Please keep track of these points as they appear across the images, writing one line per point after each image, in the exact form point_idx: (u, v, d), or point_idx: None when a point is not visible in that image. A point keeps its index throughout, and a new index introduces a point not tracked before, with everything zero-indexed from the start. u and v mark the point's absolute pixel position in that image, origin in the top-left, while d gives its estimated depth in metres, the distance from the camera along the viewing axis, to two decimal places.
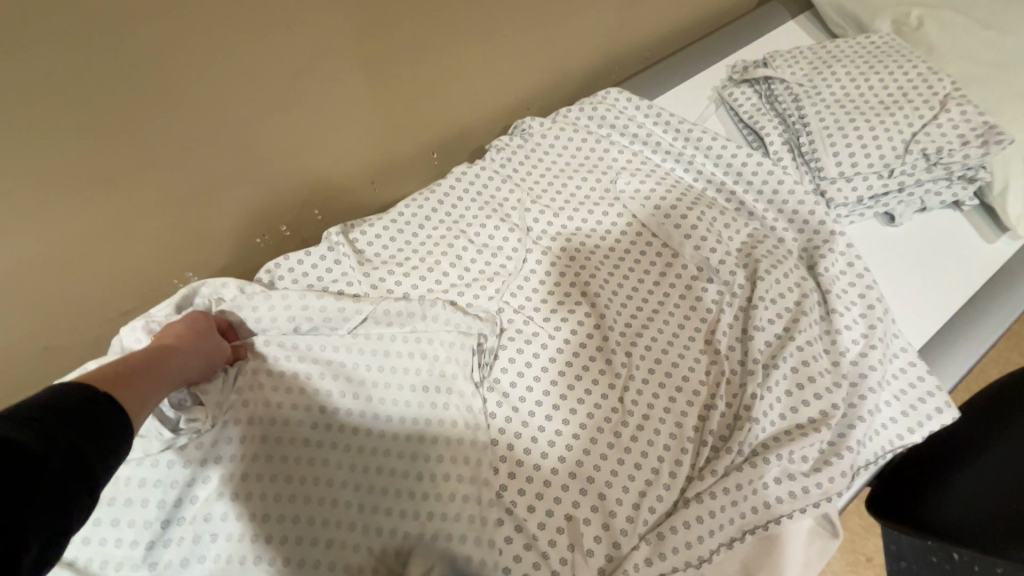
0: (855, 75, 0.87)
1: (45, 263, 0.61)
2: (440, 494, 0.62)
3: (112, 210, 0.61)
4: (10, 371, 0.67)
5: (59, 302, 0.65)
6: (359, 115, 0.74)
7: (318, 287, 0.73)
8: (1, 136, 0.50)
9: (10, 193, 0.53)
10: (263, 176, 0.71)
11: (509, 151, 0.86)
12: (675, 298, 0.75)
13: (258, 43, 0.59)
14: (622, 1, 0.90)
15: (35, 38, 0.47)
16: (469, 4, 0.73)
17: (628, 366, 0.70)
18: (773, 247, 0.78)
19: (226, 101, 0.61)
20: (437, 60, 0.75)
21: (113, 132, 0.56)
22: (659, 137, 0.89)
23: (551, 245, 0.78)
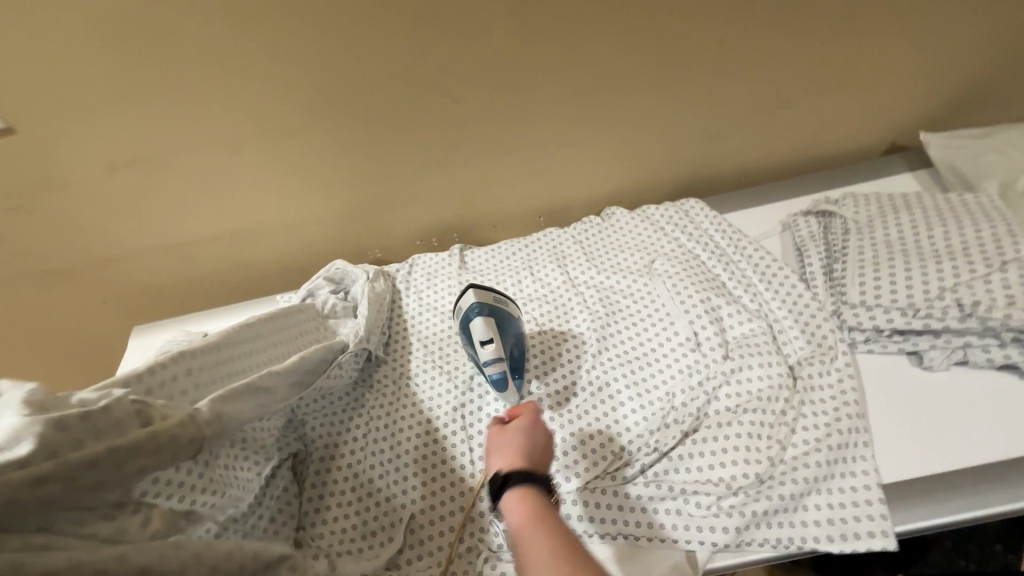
0: (924, 221, 0.92)
1: (312, 221, 1.18)
2: (432, 409, 0.93)
3: (347, 202, 1.16)
4: (284, 272, 1.27)
5: (313, 245, 1.23)
6: (494, 181, 1.16)
7: (433, 273, 1.15)
8: (312, 157, 1.07)
9: (309, 183, 1.11)
10: (427, 204, 1.19)
11: (589, 225, 1.17)
12: (657, 353, 0.91)
13: (431, 132, 1.06)
14: (708, 137, 1.14)
15: (329, 118, 1.02)
16: (567, 126, 1.09)
17: (592, 385, 0.90)
18: (767, 345, 0.88)
19: (411, 159, 1.10)
20: (543, 156, 1.13)
21: (357, 163, 1.09)
22: (715, 240, 1.07)
23: (585, 290, 1.04)
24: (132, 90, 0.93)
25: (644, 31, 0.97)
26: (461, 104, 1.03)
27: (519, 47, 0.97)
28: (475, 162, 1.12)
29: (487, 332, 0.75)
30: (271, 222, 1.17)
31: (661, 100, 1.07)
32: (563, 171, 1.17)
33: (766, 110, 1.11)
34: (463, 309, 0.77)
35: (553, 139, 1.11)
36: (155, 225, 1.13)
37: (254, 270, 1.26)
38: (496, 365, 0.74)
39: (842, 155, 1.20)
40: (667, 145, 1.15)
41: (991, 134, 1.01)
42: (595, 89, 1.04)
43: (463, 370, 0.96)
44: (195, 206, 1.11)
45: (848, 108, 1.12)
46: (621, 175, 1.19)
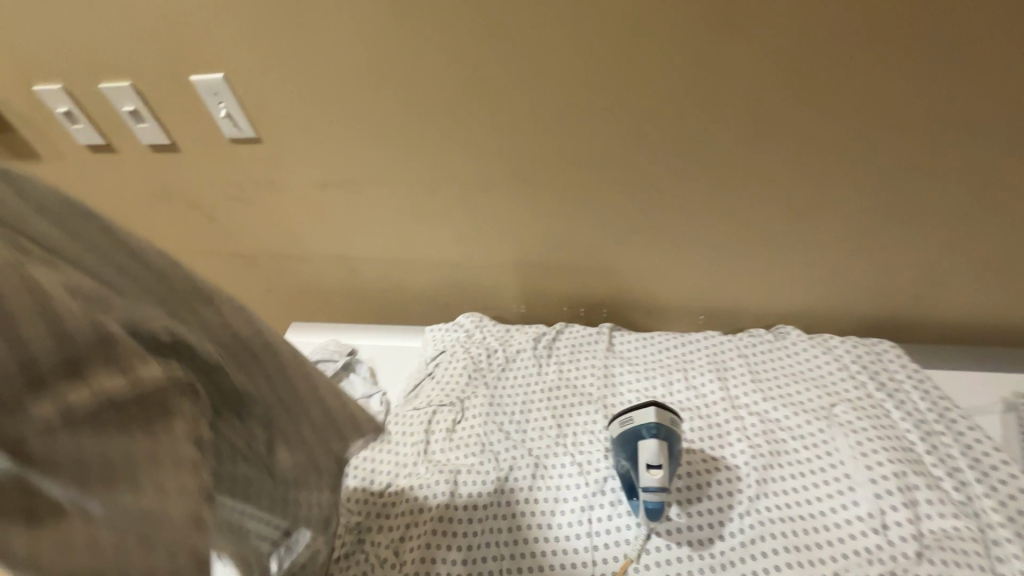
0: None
1: (472, 266, 1.20)
2: (560, 500, 0.88)
3: (511, 256, 1.16)
4: (429, 304, 1.31)
5: (466, 287, 1.25)
6: (660, 272, 1.12)
7: (578, 346, 1.12)
8: (495, 209, 1.09)
9: (483, 232, 1.13)
10: (587, 275, 1.16)
11: (758, 339, 1.07)
12: (829, 520, 0.79)
13: (616, 209, 1.04)
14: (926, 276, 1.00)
15: (524, 177, 1.03)
16: (763, 231, 1.01)
17: (743, 534, 0.80)
18: (978, 556, 0.73)
19: (587, 231, 1.08)
20: (724, 255, 1.06)
21: (534, 223, 1.10)
22: (912, 399, 0.92)
23: (745, 415, 0.95)
24: (361, 120, 1.01)
25: (881, 162, 0.89)
26: (656, 195, 1.00)
27: (738, 154, 0.93)
28: (650, 246, 1.08)
29: (657, 458, 0.69)
30: (434, 258, 1.21)
31: (876, 232, 0.97)
32: (737, 277, 1.09)
33: (998, 266, 0.97)
34: (635, 421, 0.72)
35: (743, 240, 1.03)
36: (335, 239, 1.22)
37: (401, 298, 1.31)
38: (655, 495, 0.68)
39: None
40: (865, 278, 1.03)
41: None
42: (805, 206, 0.97)
43: (596, 468, 0.91)
44: (375, 232, 1.18)
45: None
46: (802, 296, 1.09)
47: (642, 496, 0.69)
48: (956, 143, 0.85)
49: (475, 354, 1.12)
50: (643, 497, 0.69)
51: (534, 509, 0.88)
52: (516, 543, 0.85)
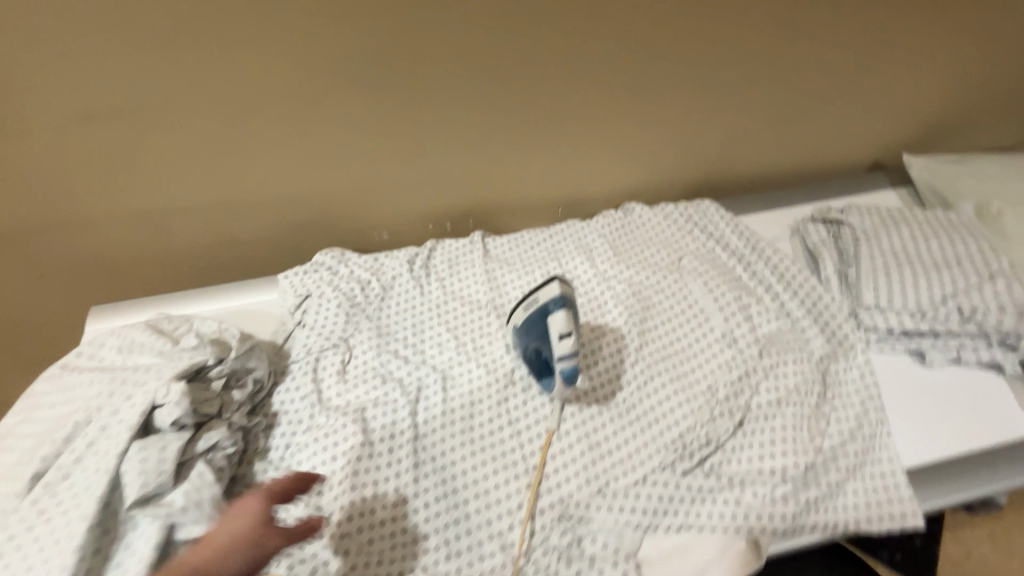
0: (919, 232, 1.02)
1: (318, 195, 1.07)
2: (474, 402, 0.89)
3: (360, 176, 1.06)
4: (277, 251, 1.14)
5: (316, 222, 1.11)
6: (518, 167, 1.13)
7: (453, 258, 1.09)
8: (331, 122, 0.96)
9: (322, 152, 1.00)
10: (447, 186, 1.12)
11: (610, 218, 1.17)
12: (695, 349, 0.94)
13: (466, 108, 1.00)
14: (730, 138, 1.17)
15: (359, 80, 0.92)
16: (600, 114, 1.08)
17: (636, 379, 0.91)
18: (794, 343, 0.94)
19: (439, 135, 1.03)
20: (572, 142, 1.11)
21: (379, 131, 1.00)
22: (733, 241, 1.11)
23: (616, 284, 1.05)
24: (124, 18, 0.78)
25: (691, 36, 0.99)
26: (503, 84, 0.99)
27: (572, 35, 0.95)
28: (505, 144, 1.08)
29: (569, 326, 0.73)
30: (271, 194, 1.04)
31: (691, 103, 1.10)
32: (587, 163, 1.16)
33: (780, 120, 1.16)
34: (542, 299, 0.76)
35: (586, 125, 1.09)
36: (131, 189, 0.97)
37: (237, 251, 1.11)
38: (569, 362, 0.74)
39: (840, 167, 1.27)
40: (688, 148, 1.17)
41: (967, 157, 1.14)
42: (634, 83, 1.04)
43: (500, 364, 0.93)
44: (184, 170, 0.97)
45: (850, 125, 1.20)
46: (640, 173, 1.20)
47: (558, 366, 0.74)
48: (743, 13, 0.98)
49: (348, 289, 1.02)
50: (559, 368, 0.75)
51: (450, 418, 0.87)
52: (440, 454, 0.83)
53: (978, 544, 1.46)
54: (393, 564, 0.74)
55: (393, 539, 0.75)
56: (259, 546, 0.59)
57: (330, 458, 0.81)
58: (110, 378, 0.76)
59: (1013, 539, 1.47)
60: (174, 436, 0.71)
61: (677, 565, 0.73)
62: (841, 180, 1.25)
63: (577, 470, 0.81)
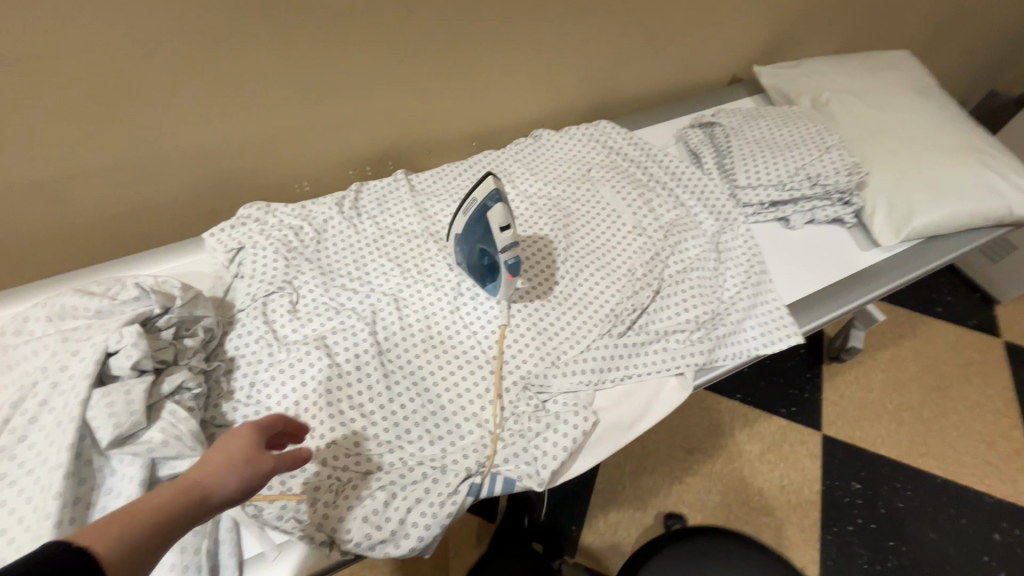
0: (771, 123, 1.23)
1: (231, 149, 1.04)
2: (429, 315, 0.96)
3: (274, 125, 1.04)
4: (195, 215, 1.12)
5: (233, 179, 1.09)
6: (432, 103, 1.17)
7: (382, 197, 1.13)
8: (238, 72, 0.93)
9: (231, 104, 0.97)
10: (364, 130, 1.15)
11: (522, 144, 1.27)
12: (613, 242, 1.08)
13: (377, 47, 1.02)
14: (616, 63, 1.31)
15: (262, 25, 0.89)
16: (505, 46, 1.14)
17: (569, 273, 1.03)
18: (691, 225, 1.11)
19: (351, 77, 1.04)
20: (480, 76, 1.17)
21: (290, 77, 0.98)
22: (631, 151, 1.26)
23: (538, 199, 1.15)
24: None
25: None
26: (412, 20, 1.01)
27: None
28: (417, 82, 1.11)
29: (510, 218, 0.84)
30: (179, 153, 0.99)
31: (584, 30, 1.20)
32: (495, 95, 1.23)
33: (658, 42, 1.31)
34: (481, 199, 0.84)
35: (493, 58, 1.15)
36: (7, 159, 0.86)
37: (146, 213, 1.06)
38: (512, 251, 0.85)
39: (704, 80, 1.48)
40: (583, 72, 1.29)
41: (799, 63, 1.38)
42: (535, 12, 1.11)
43: (446, 279, 1.00)
44: (74, 134, 0.88)
45: (712, 43, 1.39)
46: (542, 102, 1.31)
47: (503, 257, 0.84)
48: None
49: (281, 234, 1.02)
50: (505, 259, 0.85)
51: (409, 331, 0.93)
52: (406, 362, 0.89)
53: (848, 386, 1.81)
54: (383, 458, 0.79)
55: (378, 438, 0.80)
56: (256, 471, 0.54)
57: (300, 385, 0.84)
58: (46, 344, 0.73)
59: (870, 377, 1.84)
60: (137, 379, 0.71)
61: (627, 408, 0.88)
62: (710, 92, 1.45)
63: (531, 351, 0.92)
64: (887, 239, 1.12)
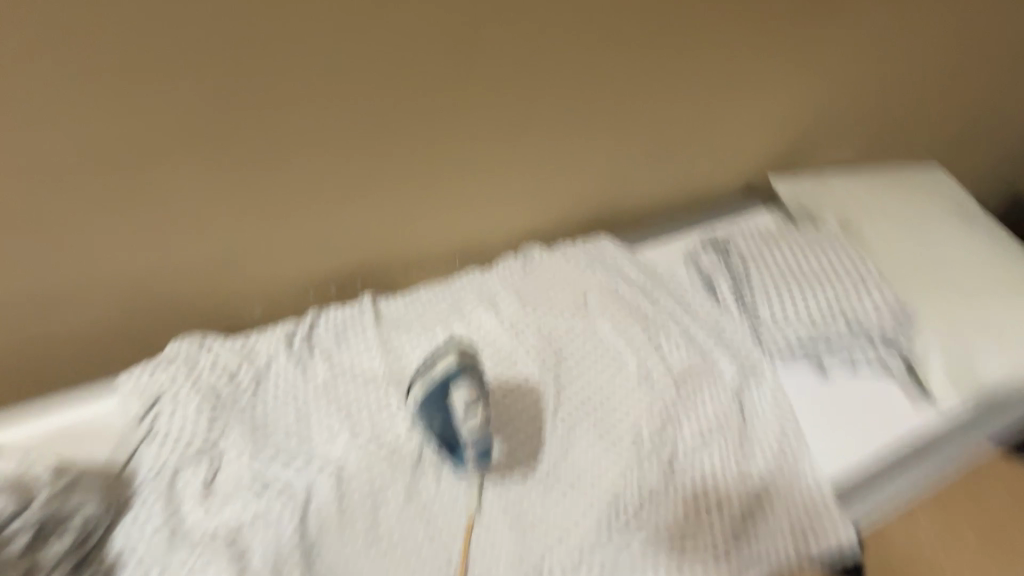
0: (795, 245, 1.08)
1: (165, 271, 0.90)
2: (380, 497, 0.77)
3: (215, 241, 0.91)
4: (121, 345, 0.95)
5: (167, 304, 0.94)
6: (405, 220, 1.04)
7: (339, 329, 0.96)
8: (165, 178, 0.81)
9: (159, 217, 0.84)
10: (326, 245, 1.00)
11: (511, 263, 1.11)
12: (613, 397, 0.89)
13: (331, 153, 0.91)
14: (615, 173, 1.18)
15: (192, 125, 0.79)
16: (485, 155, 1.03)
17: (557, 437, 0.85)
18: (707, 373, 0.94)
19: (304, 186, 0.91)
20: (460, 187, 1.05)
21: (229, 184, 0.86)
22: (634, 275, 1.10)
23: (525, 335, 0.98)
24: None
25: (561, 75, 1.00)
26: (371, 124, 0.90)
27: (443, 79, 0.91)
28: (384, 192, 0.99)
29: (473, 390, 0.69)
30: (99, 275, 0.86)
31: (574, 142, 1.10)
32: (480, 209, 1.10)
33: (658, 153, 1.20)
34: (438, 374, 0.67)
35: (472, 168, 1.03)
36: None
37: (63, 350, 0.90)
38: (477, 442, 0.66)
39: (718, 192, 1.34)
40: (578, 186, 1.16)
41: (822, 177, 1.25)
42: (516, 126, 1.02)
43: (404, 448, 0.81)
44: None
45: (720, 153, 1.27)
46: (536, 215, 1.16)
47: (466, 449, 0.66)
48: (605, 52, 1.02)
49: (210, 385, 0.85)
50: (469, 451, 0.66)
51: (351, 525, 0.74)
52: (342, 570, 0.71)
53: None
54: None
55: None
56: None
57: None
58: None
59: None
60: None
61: None
62: (721, 204, 1.31)
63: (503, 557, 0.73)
64: (947, 400, 0.93)
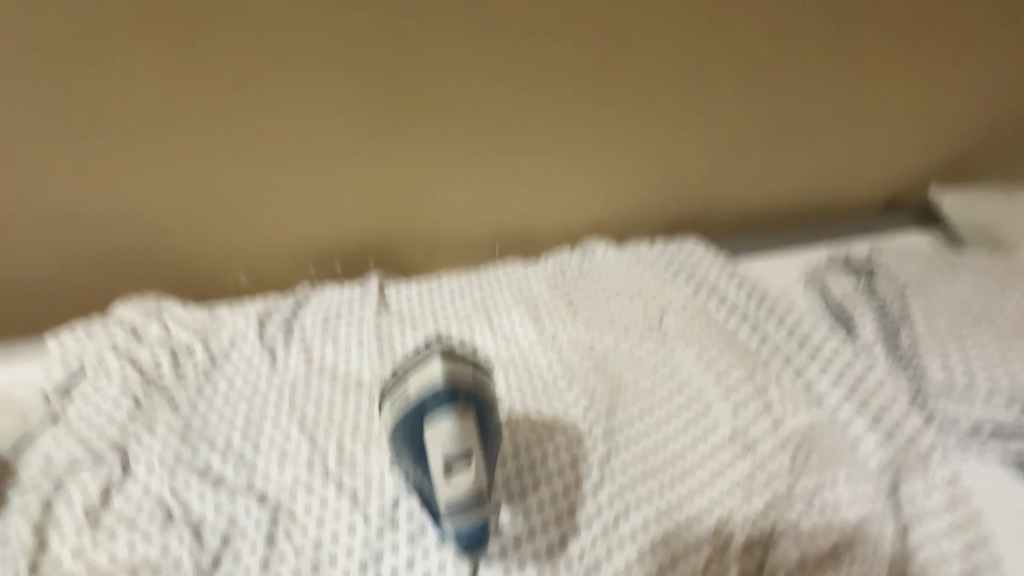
0: (973, 279, 0.75)
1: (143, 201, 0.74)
2: (326, 564, 0.52)
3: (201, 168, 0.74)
4: (89, 293, 0.80)
5: (141, 248, 0.78)
6: (429, 186, 0.81)
7: (333, 315, 0.74)
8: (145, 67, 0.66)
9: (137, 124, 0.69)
10: (337, 201, 0.80)
11: (565, 263, 0.86)
12: (691, 461, 0.59)
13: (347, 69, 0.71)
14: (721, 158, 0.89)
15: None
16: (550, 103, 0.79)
17: (601, 512, 0.56)
18: (841, 448, 0.62)
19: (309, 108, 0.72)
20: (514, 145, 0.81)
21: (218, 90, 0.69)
22: (732, 293, 0.80)
23: (573, 356, 0.71)
24: None
25: (645, 15, 0.75)
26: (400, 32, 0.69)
27: (483, 2, 0.70)
28: (414, 136, 0.77)
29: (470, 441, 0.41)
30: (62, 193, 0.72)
31: (659, 109, 0.83)
32: (536, 180, 0.85)
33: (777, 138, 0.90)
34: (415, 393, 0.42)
35: (530, 120, 0.80)
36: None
37: (19, 292, 0.77)
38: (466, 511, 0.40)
39: (857, 202, 1.00)
40: (661, 171, 0.89)
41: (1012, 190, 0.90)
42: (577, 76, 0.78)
43: (373, 492, 0.55)
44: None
45: (866, 149, 0.94)
46: (607, 199, 0.89)
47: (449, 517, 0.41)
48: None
49: (153, 364, 0.65)
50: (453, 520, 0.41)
51: None
52: None
53: None
54: None
55: None
56: None
57: None
58: None
59: None
60: None
61: None
62: (859, 218, 0.97)
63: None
64: None
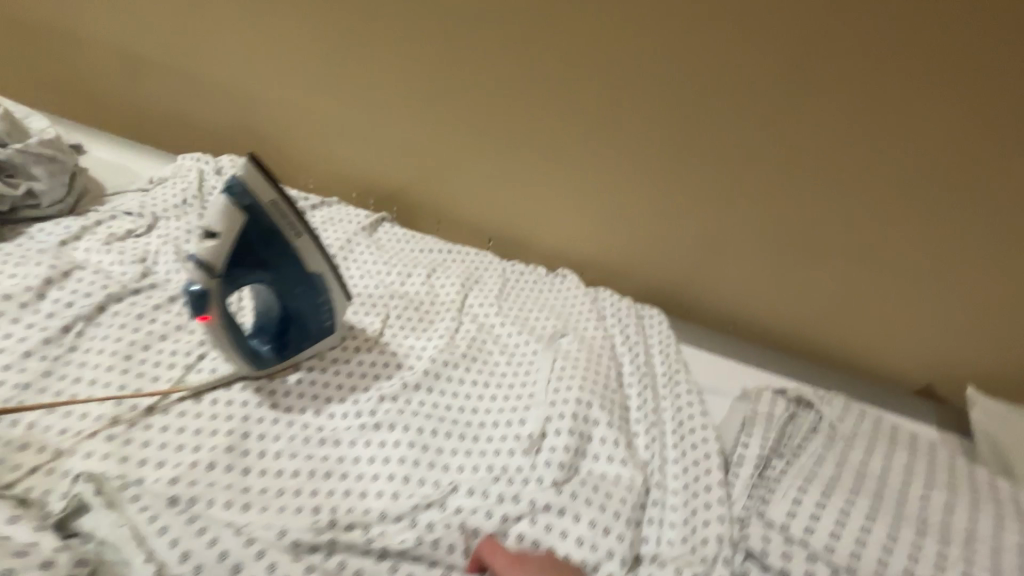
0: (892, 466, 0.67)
1: (262, 104, 0.97)
2: (185, 330, 0.67)
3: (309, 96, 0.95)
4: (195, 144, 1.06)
5: (242, 131, 1.01)
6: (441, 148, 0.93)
7: (331, 213, 0.93)
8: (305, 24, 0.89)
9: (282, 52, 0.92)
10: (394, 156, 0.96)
11: (530, 269, 0.92)
12: (479, 432, 0.63)
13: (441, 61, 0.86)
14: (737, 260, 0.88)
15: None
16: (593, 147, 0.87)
17: (374, 415, 0.61)
18: (629, 504, 0.58)
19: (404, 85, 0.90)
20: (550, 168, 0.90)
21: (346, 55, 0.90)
22: (652, 360, 0.79)
23: (468, 323, 0.79)
24: None
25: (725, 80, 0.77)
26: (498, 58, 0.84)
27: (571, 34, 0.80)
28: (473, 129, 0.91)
29: (220, 227, 0.52)
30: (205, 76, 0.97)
31: (671, 160, 0.84)
32: (550, 201, 0.93)
33: (773, 241, 0.85)
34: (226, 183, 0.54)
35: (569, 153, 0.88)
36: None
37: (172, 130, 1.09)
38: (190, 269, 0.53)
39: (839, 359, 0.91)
40: (638, 222, 0.90)
41: None
42: (612, 72, 0.80)
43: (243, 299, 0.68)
44: (143, 16, 0.94)
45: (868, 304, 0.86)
46: (605, 246, 0.94)
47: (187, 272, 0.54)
48: (808, 53, 0.72)
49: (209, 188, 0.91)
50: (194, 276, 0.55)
51: (136, 328, 0.66)
52: (83, 352, 0.62)
53: None
54: None
55: None
56: None
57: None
58: None
59: None
60: None
61: None
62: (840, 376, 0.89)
63: (175, 463, 0.53)
64: None
